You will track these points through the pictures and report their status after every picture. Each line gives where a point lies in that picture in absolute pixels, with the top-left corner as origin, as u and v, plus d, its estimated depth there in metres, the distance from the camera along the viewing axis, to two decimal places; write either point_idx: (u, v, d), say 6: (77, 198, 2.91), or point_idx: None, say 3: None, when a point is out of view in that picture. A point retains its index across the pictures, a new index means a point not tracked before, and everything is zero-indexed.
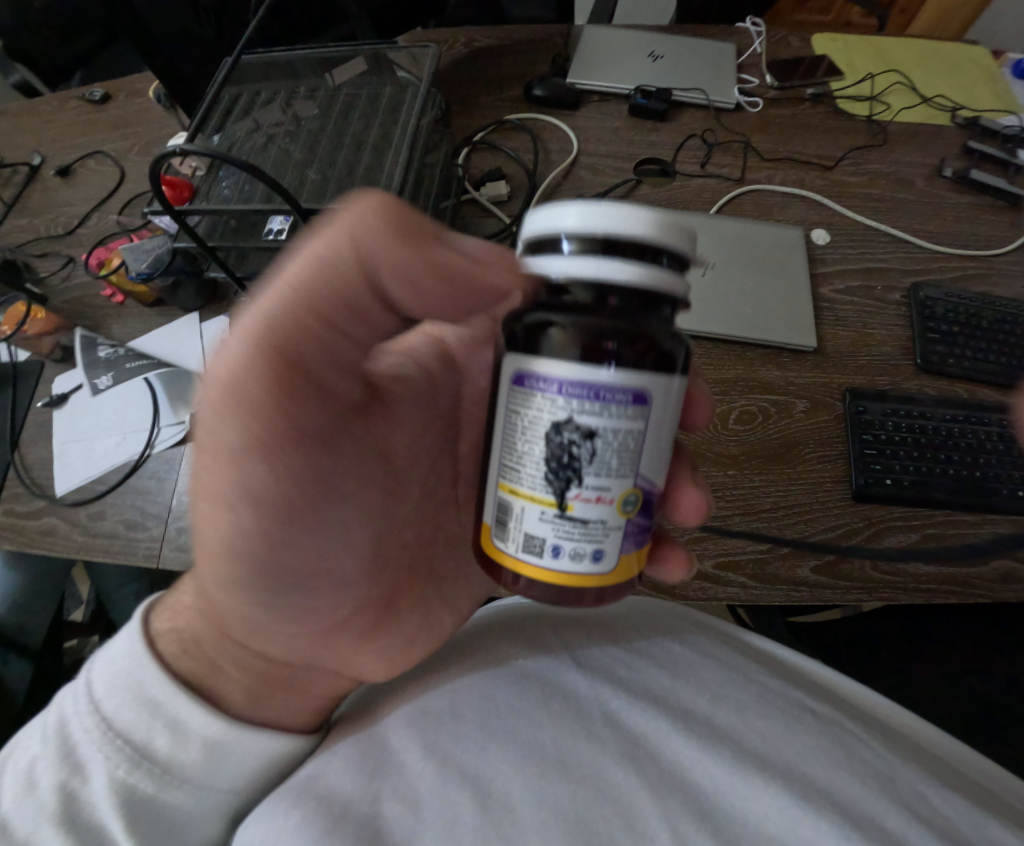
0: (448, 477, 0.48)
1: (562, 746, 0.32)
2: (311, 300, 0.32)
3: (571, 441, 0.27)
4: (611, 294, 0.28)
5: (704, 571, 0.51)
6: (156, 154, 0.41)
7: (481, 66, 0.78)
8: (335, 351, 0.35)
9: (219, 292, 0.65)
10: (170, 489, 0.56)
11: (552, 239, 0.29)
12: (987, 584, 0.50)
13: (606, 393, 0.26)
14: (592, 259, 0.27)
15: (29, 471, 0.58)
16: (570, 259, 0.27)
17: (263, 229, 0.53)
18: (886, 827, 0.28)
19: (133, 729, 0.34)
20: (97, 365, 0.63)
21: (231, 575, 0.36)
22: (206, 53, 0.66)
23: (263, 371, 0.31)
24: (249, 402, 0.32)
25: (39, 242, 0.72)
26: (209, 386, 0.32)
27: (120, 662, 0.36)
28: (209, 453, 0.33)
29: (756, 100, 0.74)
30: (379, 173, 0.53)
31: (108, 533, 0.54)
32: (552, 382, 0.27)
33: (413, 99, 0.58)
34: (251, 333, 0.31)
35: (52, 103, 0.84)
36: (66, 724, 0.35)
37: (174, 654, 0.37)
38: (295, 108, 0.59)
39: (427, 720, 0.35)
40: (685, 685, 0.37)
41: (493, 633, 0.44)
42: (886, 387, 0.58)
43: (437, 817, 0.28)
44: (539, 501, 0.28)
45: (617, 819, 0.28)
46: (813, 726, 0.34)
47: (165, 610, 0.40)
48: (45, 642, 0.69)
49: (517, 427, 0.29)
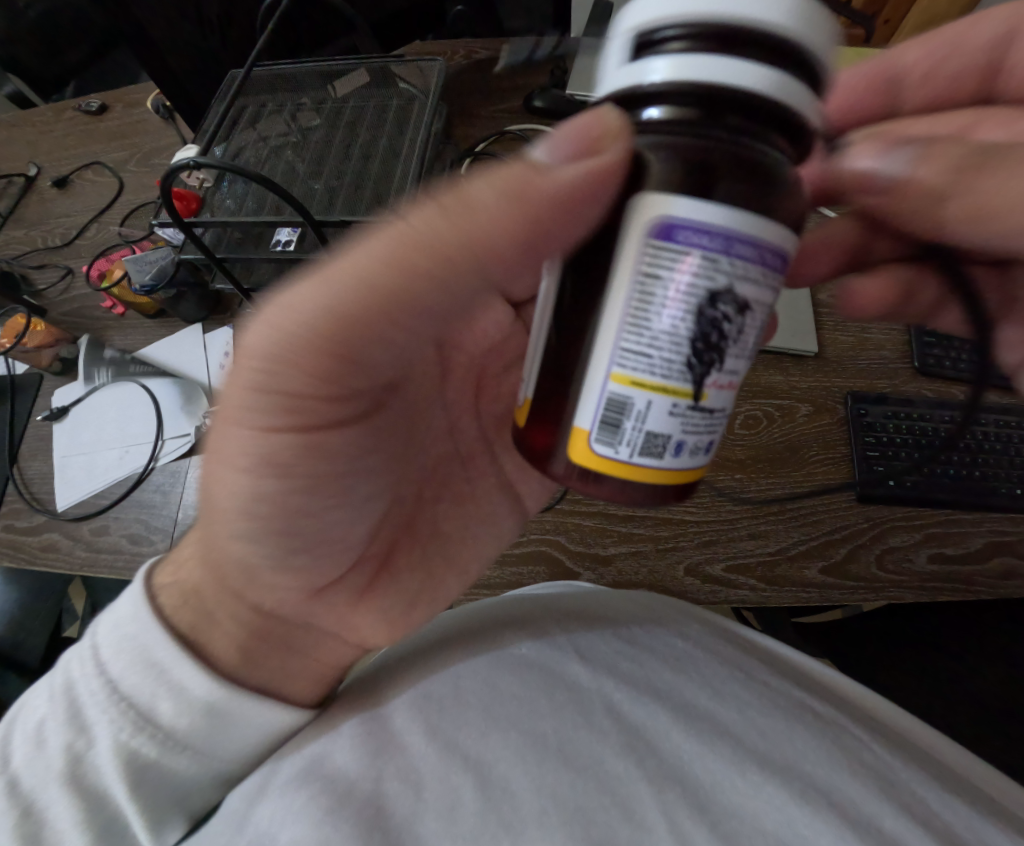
0: (444, 429, 0.49)
1: (563, 735, 0.33)
2: (385, 285, 0.27)
3: (718, 318, 0.23)
4: (719, 105, 0.21)
5: (715, 575, 0.52)
6: (167, 167, 0.41)
7: (481, 77, 0.79)
8: (395, 344, 0.31)
9: (222, 302, 0.65)
10: (175, 502, 0.55)
11: (650, 36, 0.22)
12: (988, 582, 0.51)
13: (767, 258, 0.22)
14: (701, 58, 0.21)
15: (29, 486, 0.57)
16: (670, 59, 0.21)
17: (271, 240, 0.53)
18: (881, 830, 0.27)
19: (137, 692, 0.35)
20: (100, 361, 0.63)
21: (243, 530, 0.35)
22: (208, 64, 0.66)
23: (312, 356, 0.29)
24: (290, 383, 0.30)
25: (36, 253, 0.71)
26: (251, 353, 0.30)
27: (124, 624, 0.37)
28: (241, 419, 0.32)
29: None
30: (387, 183, 0.53)
31: (112, 548, 0.53)
32: (720, 234, 0.21)
33: (419, 110, 0.58)
34: (312, 310, 0.28)
35: (47, 113, 0.83)
36: (73, 683, 0.36)
37: (176, 608, 0.38)
38: (300, 118, 0.59)
39: (430, 704, 0.36)
40: (686, 678, 0.37)
41: (498, 618, 0.44)
42: (885, 390, 0.59)
43: (438, 799, 0.30)
44: (673, 392, 0.24)
45: (615, 809, 0.29)
46: (813, 724, 0.34)
47: (169, 567, 0.40)
48: (44, 660, 0.68)
49: (653, 298, 0.23)
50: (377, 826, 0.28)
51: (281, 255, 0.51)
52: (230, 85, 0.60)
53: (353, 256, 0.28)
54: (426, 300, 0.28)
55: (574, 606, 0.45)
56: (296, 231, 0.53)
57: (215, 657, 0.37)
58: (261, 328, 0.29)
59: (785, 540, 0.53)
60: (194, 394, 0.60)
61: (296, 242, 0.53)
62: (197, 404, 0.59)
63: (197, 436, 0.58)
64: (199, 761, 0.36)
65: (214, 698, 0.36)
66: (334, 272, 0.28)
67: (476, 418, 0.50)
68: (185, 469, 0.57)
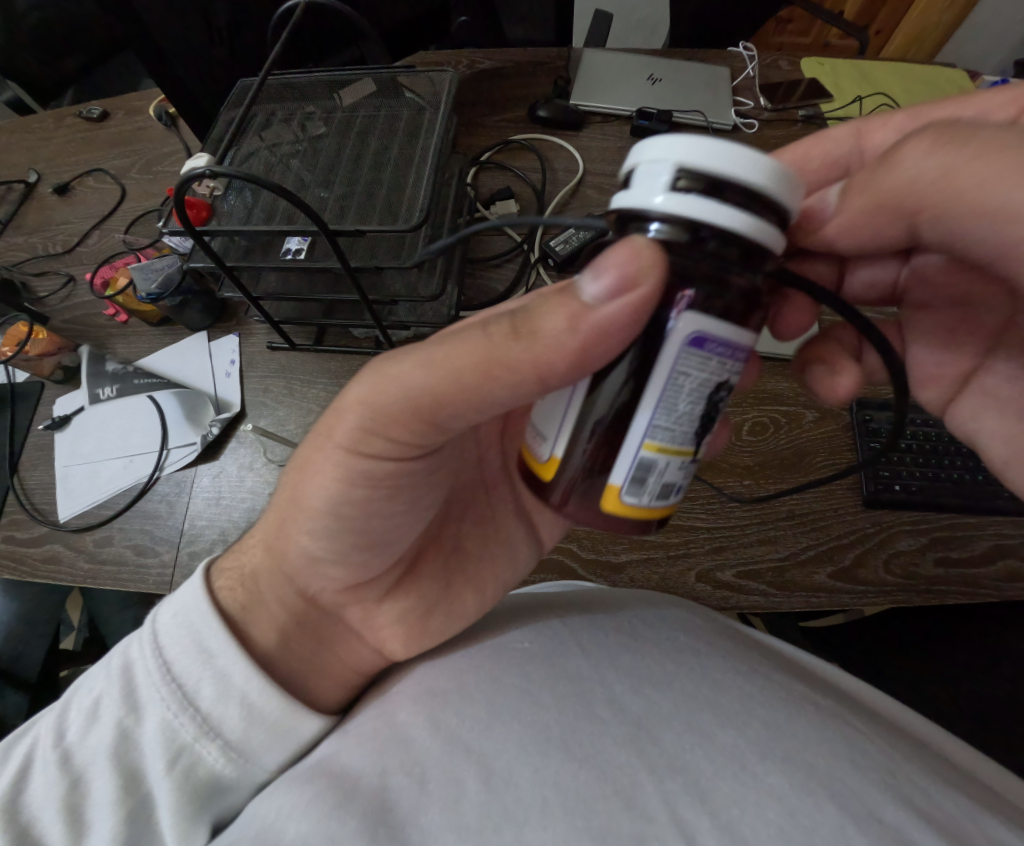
0: (475, 455, 0.50)
1: (565, 726, 0.32)
2: (458, 375, 0.30)
3: (717, 397, 0.27)
4: (705, 239, 0.23)
5: (725, 581, 0.52)
6: (179, 177, 0.41)
7: (486, 87, 0.79)
8: (463, 417, 0.33)
9: (227, 310, 0.65)
10: (180, 513, 0.54)
11: (654, 169, 0.23)
12: (994, 585, 0.51)
13: (747, 355, 0.28)
14: (703, 200, 0.22)
15: (30, 496, 0.57)
16: (673, 196, 0.23)
17: (282, 249, 0.53)
18: (884, 822, 0.26)
19: (185, 674, 0.36)
20: (103, 376, 0.61)
21: (309, 523, 0.38)
22: (215, 72, 0.66)
23: (398, 415, 0.33)
24: (375, 429, 0.34)
25: (37, 261, 0.71)
26: (353, 403, 0.34)
27: (181, 600, 0.39)
28: (328, 436, 0.37)
29: (752, 122, 0.77)
30: (400, 194, 0.53)
31: (116, 559, 0.52)
32: (733, 344, 0.25)
33: (429, 120, 0.58)
34: (400, 380, 0.32)
35: (47, 120, 0.83)
36: (128, 657, 0.37)
37: (233, 588, 0.40)
38: (308, 128, 0.60)
39: (436, 700, 0.35)
40: (687, 672, 0.35)
41: (513, 617, 0.43)
42: (889, 396, 0.60)
43: (439, 788, 0.29)
44: (685, 453, 0.27)
45: (617, 797, 0.28)
46: (816, 719, 0.33)
47: (234, 552, 0.43)
48: (43, 673, 0.67)
49: (685, 388, 0.25)
50: (382, 817, 0.28)
51: (290, 263, 0.51)
52: (240, 93, 0.60)
53: (440, 347, 0.31)
54: (490, 389, 0.30)
55: (584, 602, 0.44)
56: (307, 240, 0.52)
57: (254, 639, 0.39)
58: (365, 384, 0.34)
59: (793, 545, 0.53)
60: (198, 404, 0.59)
61: (306, 251, 0.51)
62: (203, 413, 0.59)
63: (203, 446, 0.57)
64: (230, 757, 0.35)
65: (250, 686, 0.36)
66: (425, 358, 0.31)
67: (503, 444, 0.51)
68: (190, 479, 0.56)
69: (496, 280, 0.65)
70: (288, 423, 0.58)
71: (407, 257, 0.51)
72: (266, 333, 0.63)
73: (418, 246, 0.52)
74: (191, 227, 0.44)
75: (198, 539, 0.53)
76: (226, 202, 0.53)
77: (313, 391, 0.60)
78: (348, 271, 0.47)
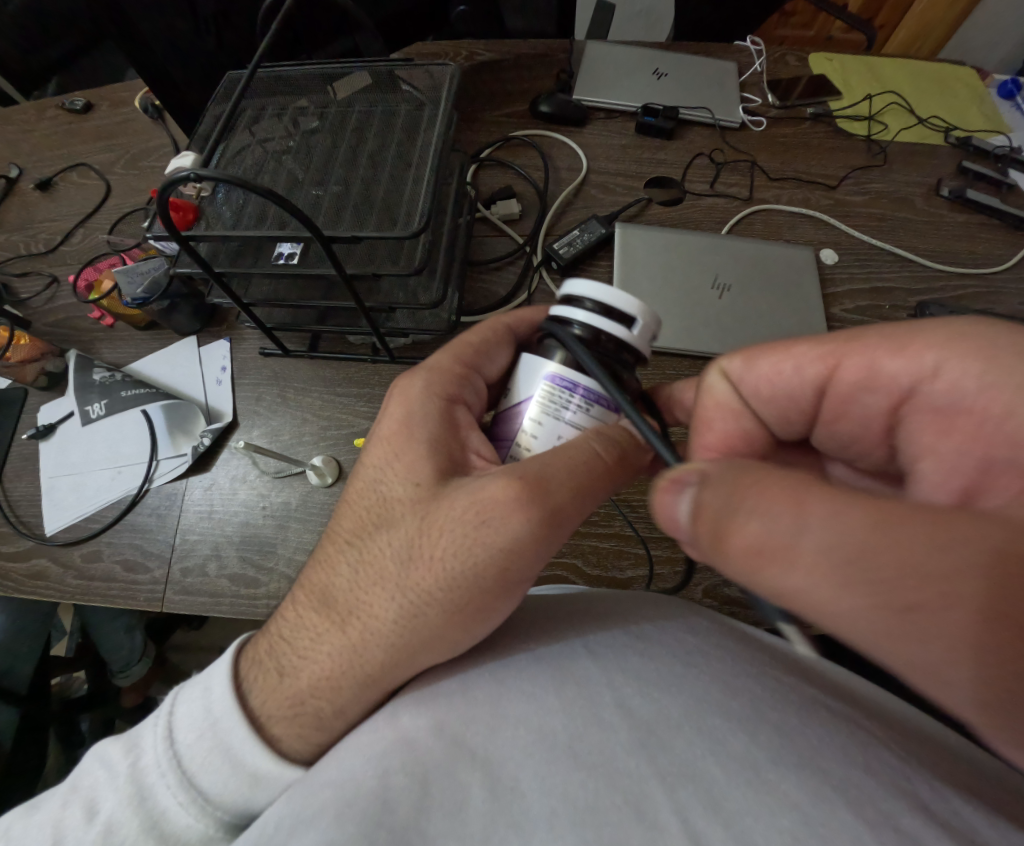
0: None
1: (573, 732, 0.27)
2: (576, 478, 0.31)
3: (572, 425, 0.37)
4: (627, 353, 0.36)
5: (733, 597, 0.51)
6: (164, 179, 0.38)
7: (485, 80, 0.77)
8: (567, 513, 0.32)
9: (217, 314, 0.63)
10: (171, 526, 0.53)
11: (632, 319, 0.35)
12: None
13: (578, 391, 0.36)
14: (640, 334, 0.35)
15: (15, 508, 0.55)
16: (636, 336, 0.35)
17: (272, 254, 0.51)
18: (900, 828, 0.23)
19: (208, 779, 0.32)
20: (90, 390, 0.58)
21: (429, 624, 0.31)
22: (204, 64, 0.64)
23: (524, 516, 0.30)
24: (508, 518, 0.31)
25: (19, 260, 0.68)
26: (471, 501, 0.32)
27: (203, 725, 0.33)
28: (464, 525, 0.31)
29: (760, 119, 0.74)
30: (398, 197, 0.50)
31: (106, 576, 0.51)
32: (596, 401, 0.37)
33: (428, 117, 0.56)
34: (521, 492, 0.31)
35: (27, 112, 0.79)
36: (139, 770, 0.33)
37: (288, 716, 0.32)
38: (302, 122, 0.57)
39: (438, 701, 0.30)
40: (696, 673, 0.30)
41: (517, 613, 0.38)
42: None
43: (448, 798, 0.25)
44: None
45: (628, 809, 0.24)
46: (829, 721, 0.29)
47: (264, 651, 0.35)
48: (34, 684, 0.66)
49: None
50: (384, 828, 0.24)
51: (283, 269, 0.49)
52: (230, 86, 0.58)
53: (551, 458, 0.32)
54: (590, 489, 0.32)
55: (584, 601, 0.39)
56: (299, 244, 0.50)
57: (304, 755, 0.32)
58: (474, 488, 0.32)
59: None
60: (188, 414, 0.57)
61: (300, 256, 0.50)
62: (195, 423, 0.57)
63: (195, 457, 0.55)
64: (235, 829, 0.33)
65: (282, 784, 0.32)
66: (550, 472, 0.31)
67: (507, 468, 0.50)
68: (181, 492, 0.54)
69: (495, 284, 0.63)
70: (282, 433, 0.56)
71: (405, 264, 0.49)
72: (258, 338, 0.62)
73: (417, 253, 0.50)
74: (175, 230, 0.41)
75: (190, 553, 0.51)
76: (215, 203, 0.50)
77: (308, 400, 0.58)
78: (344, 278, 0.45)
